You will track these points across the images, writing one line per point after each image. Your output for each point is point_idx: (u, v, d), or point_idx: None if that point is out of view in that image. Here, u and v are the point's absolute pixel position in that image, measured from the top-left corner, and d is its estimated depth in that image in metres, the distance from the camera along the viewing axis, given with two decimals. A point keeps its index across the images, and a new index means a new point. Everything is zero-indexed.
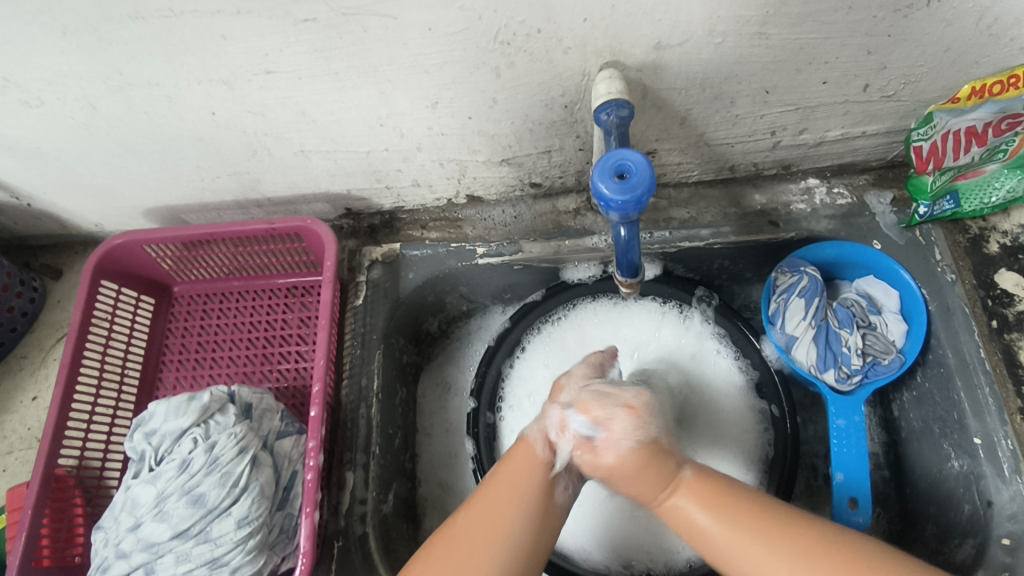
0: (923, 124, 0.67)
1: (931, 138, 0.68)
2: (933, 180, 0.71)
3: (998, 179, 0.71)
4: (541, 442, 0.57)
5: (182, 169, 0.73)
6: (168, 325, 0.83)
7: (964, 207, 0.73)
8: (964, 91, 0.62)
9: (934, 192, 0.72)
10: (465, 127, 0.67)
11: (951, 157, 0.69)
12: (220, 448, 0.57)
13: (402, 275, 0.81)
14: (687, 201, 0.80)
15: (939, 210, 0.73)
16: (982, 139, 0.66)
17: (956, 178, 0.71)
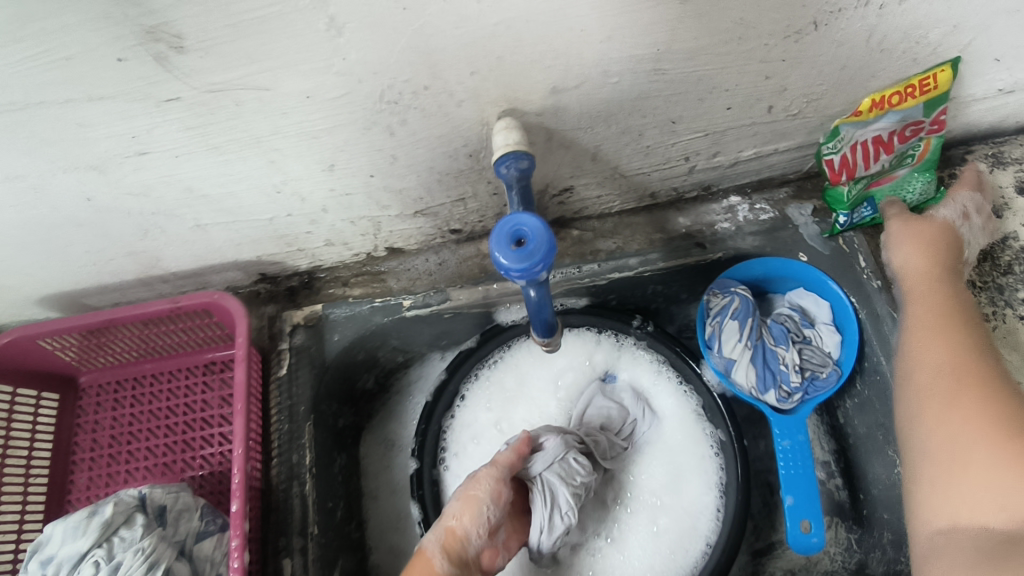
0: (834, 138, 0.66)
1: (840, 151, 0.67)
2: (849, 190, 0.71)
3: (908, 181, 0.71)
4: (439, 558, 0.59)
5: (70, 255, 0.68)
6: (77, 419, 0.76)
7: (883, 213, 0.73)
8: (865, 104, 0.62)
9: (851, 201, 0.71)
10: (369, 185, 0.64)
11: (863, 166, 0.69)
12: (126, 569, 0.52)
13: (326, 337, 0.77)
14: (613, 231, 0.78)
15: (861, 216, 0.73)
16: (890, 148, 0.66)
17: (870, 185, 0.71)
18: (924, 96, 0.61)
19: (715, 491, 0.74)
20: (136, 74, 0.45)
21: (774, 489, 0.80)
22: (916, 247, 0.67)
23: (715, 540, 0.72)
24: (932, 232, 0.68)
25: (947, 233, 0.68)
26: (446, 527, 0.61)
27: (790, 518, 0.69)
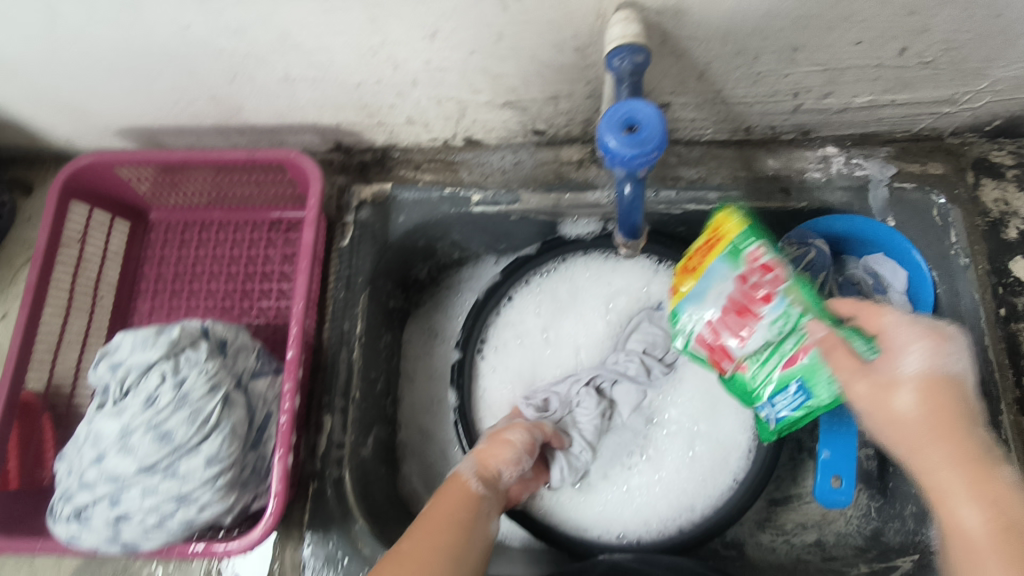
0: (678, 322, 0.63)
1: (697, 331, 0.62)
2: (752, 374, 0.62)
3: (846, 338, 0.56)
4: (472, 480, 0.63)
5: (155, 90, 0.67)
6: (144, 252, 0.79)
7: (819, 398, 0.61)
8: (692, 250, 0.64)
9: (756, 383, 0.63)
10: (466, 64, 0.62)
11: (733, 338, 0.60)
12: (191, 385, 0.55)
13: (392, 217, 0.78)
14: (697, 161, 0.76)
15: (787, 404, 0.63)
16: (747, 313, 0.58)
17: (782, 364, 0.60)
18: (722, 243, 0.60)
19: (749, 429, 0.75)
20: None
21: (803, 447, 0.81)
22: (849, 365, 0.55)
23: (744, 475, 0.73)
24: (910, 333, 0.53)
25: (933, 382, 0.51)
26: (482, 459, 0.66)
27: (821, 472, 0.70)
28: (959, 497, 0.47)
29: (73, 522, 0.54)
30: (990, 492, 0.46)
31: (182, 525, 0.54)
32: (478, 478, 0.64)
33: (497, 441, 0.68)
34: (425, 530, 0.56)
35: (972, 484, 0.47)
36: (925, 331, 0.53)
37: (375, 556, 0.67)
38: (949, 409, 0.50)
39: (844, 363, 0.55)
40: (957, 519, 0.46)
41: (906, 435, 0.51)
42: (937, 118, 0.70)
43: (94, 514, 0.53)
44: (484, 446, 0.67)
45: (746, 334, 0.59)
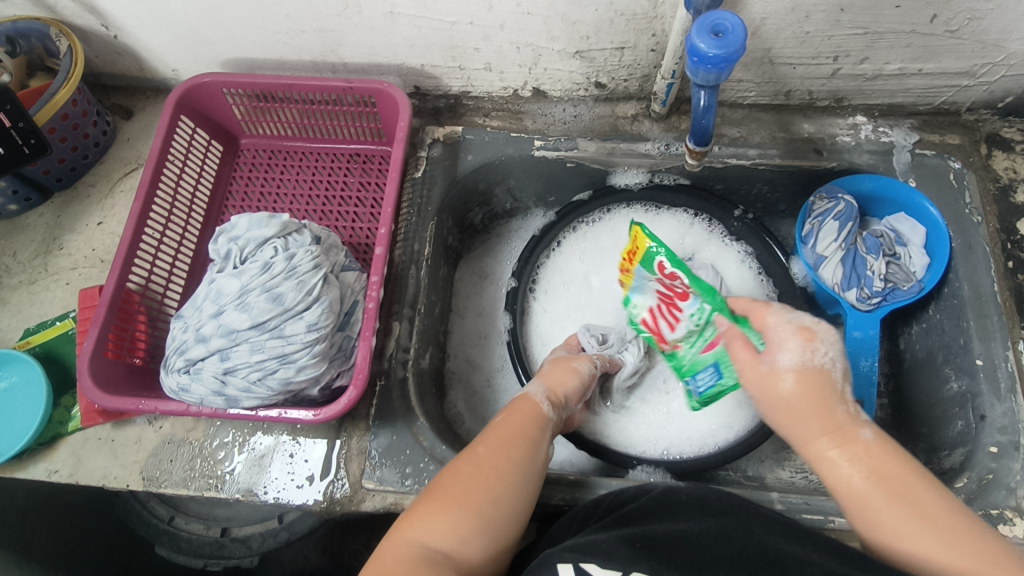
0: (629, 307, 0.82)
1: (640, 314, 0.80)
2: (684, 353, 0.74)
3: (744, 334, 0.62)
4: (545, 402, 0.67)
5: (272, 18, 0.76)
6: (233, 173, 0.87)
7: (727, 382, 0.69)
8: (624, 260, 0.82)
9: (689, 364, 0.74)
10: (551, 8, 0.71)
11: (668, 326, 0.75)
12: (299, 259, 0.61)
13: (461, 155, 0.85)
14: (740, 122, 0.84)
15: (705, 382, 0.72)
16: (673, 301, 0.73)
17: (703, 350, 0.71)
18: (638, 255, 0.76)
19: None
20: None
21: None
22: (744, 355, 0.60)
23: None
24: (786, 330, 0.57)
25: (812, 378, 0.55)
26: (550, 385, 0.70)
27: None
28: (835, 456, 0.53)
29: (183, 373, 0.60)
30: (851, 447, 0.53)
31: (280, 384, 0.59)
32: (546, 399, 0.67)
33: (566, 369, 0.73)
34: (495, 435, 0.60)
35: (864, 469, 0.52)
36: (797, 329, 0.57)
37: (435, 448, 0.71)
38: (826, 392, 0.54)
39: (742, 354, 0.60)
40: (842, 479, 0.52)
41: (794, 419, 0.55)
42: (956, 91, 0.79)
43: (205, 366, 0.59)
44: (555, 373, 0.72)
45: (675, 323, 0.73)
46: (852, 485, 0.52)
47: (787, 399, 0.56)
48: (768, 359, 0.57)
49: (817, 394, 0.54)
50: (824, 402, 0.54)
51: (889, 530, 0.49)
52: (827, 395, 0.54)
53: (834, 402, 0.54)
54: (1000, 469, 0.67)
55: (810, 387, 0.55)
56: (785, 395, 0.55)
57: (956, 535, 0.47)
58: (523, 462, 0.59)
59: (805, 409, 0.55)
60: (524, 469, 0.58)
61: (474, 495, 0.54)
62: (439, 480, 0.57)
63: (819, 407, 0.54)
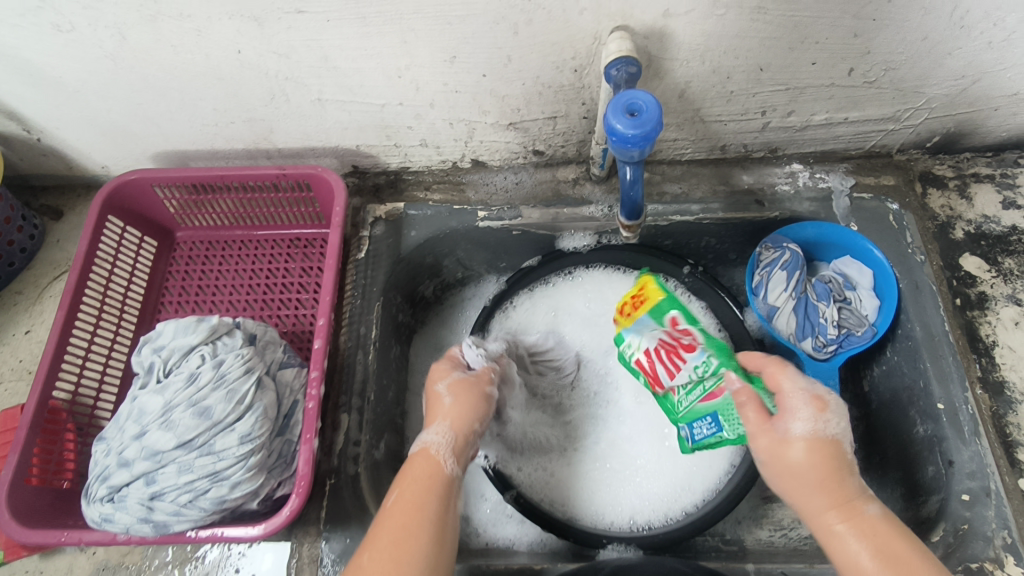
0: (621, 346, 0.75)
1: (634, 355, 0.74)
2: (682, 402, 0.69)
3: (757, 394, 0.61)
4: (447, 461, 0.60)
5: (199, 111, 0.75)
6: (168, 268, 0.83)
7: (726, 434, 0.65)
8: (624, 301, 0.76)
9: (686, 413, 0.69)
10: (479, 85, 0.71)
11: (666, 373, 0.71)
12: (228, 365, 0.59)
13: (404, 231, 0.84)
14: (680, 178, 0.84)
15: (702, 433, 0.67)
16: (680, 350, 0.69)
17: (701, 400, 0.67)
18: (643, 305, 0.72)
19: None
20: None
21: None
22: (755, 419, 0.59)
23: (739, 457, 0.78)
24: (800, 398, 0.58)
25: (821, 449, 0.55)
26: (453, 430, 0.62)
27: None
28: (844, 531, 0.52)
29: (108, 502, 0.56)
30: (859, 523, 0.52)
31: (213, 504, 0.55)
32: (451, 455, 0.60)
33: (464, 396, 0.66)
34: (387, 530, 0.52)
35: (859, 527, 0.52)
36: (810, 398, 0.57)
37: None
38: (833, 458, 0.55)
39: (754, 419, 0.59)
40: (851, 555, 0.51)
41: (800, 487, 0.55)
42: (884, 135, 0.81)
43: (130, 492, 0.55)
44: (453, 407, 0.64)
45: (676, 371, 0.69)
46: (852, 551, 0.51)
47: (790, 461, 0.56)
48: (781, 425, 0.57)
49: (826, 457, 0.55)
50: (837, 469, 0.54)
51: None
52: (836, 463, 0.54)
53: (843, 471, 0.54)
54: (974, 518, 0.66)
55: (815, 453, 0.55)
56: (801, 458, 0.55)
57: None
58: (435, 539, 0.53)
59: (800, 468, 0.55)
60: (443, 529, 0.54)
61: (402, 559, 0.50)
62: (366, 545, 0.52)
63: (826, 475, 0.54)
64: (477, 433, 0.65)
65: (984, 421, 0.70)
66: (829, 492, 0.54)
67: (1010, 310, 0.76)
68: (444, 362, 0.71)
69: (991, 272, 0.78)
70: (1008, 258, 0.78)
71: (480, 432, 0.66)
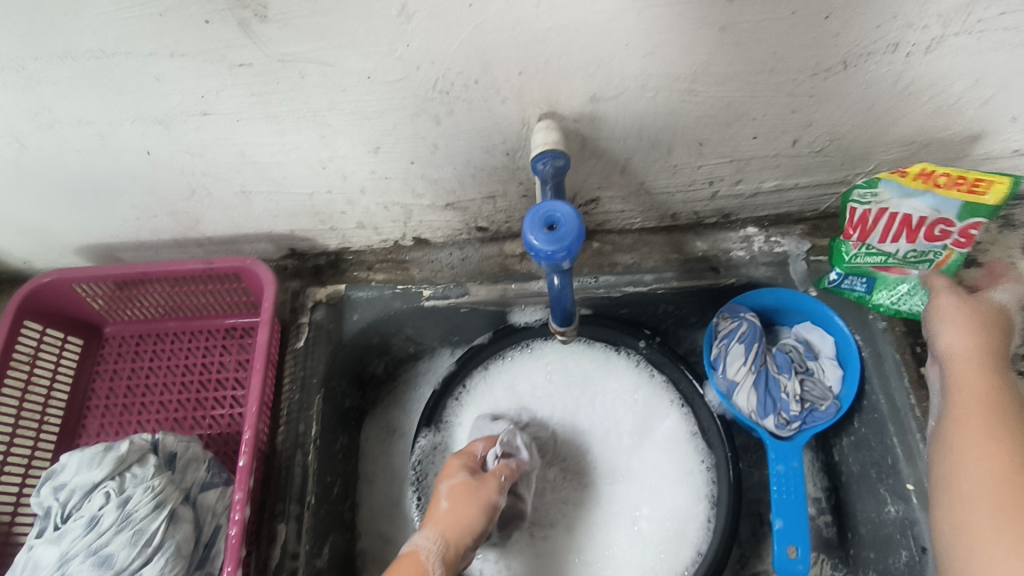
0: (862, 188, 0.65)
1: (862, 207, 0.67)
2: (855, 253, 0.72)
3: (946, 291, 0.68)
4: (433, 563, 0.63)
5: (117, 209, 0.71)
6: (96, 367, 0.79)
7: (874, 295, 0.75)
8: (914, 170, 0.60)
9: (851, 265, 0.73)
10: (408, 172, 0.67)
11: (878, 236, 0.69)
12: (135, 503, 0.55)
13: (345, 316, 0.79)
14: (631, 247, 0.81)
15: (852, 285, 0.75)
16: (914, 234, 0.67)
17: (874, 267, 0.72)
18: (968, 196, 0.60)
19: (702, 498, 0.77)
20: (218, 37, 0.49)
21: (763, 519, 0.81)
22: (948, 314, 0.67)
23: (705, 545, 0.74)
24: (987, 310, 0.66)
25: (991, 331, 0.65)
26: (448, 541, 0.65)
27: (778, 542, 0.70)
28: (954, 399, 0.62)
29: None
30: (971, 401, 0.61)
31: None
32: (441, 564, 0.64)
33: (464, 503, 0.67)
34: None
35: (986, 448, 0.57)
36: (993, 321, 0.66)
37: None
38: (990, 334, 0.64)
39: (946, 309, 0.67)
40: (949, 421, 0.62)
41: (960, 369, 0.64)
42: (838, 197, 0.78)
43: None
44: (450, 514, 0.66)
45: (892, 241, 0.69)
46: (976, 445, 0.58)
47: (951, 344, 0.65)
48: (968, 313, 0.66)
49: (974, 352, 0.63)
50: (1000, 409, 0.59)
51: (971, 487, 0.56)
52: (986, 368, 0.63)
53: (1005, 416, 0.59)
54: None
55: (966, 350, 0.64)
56: (984, 379, 0.62)
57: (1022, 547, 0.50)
58: None
59: (957, 360, 0.64)
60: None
61: None
62: None
63: (972, 356, 0.63)
64: (470, 546, 0.66)
65: None
66: (970, 383, 0.62)
67: None
68: (461, 458, 0.72)
69: None
70: None
71: (477, 542, 0.67)
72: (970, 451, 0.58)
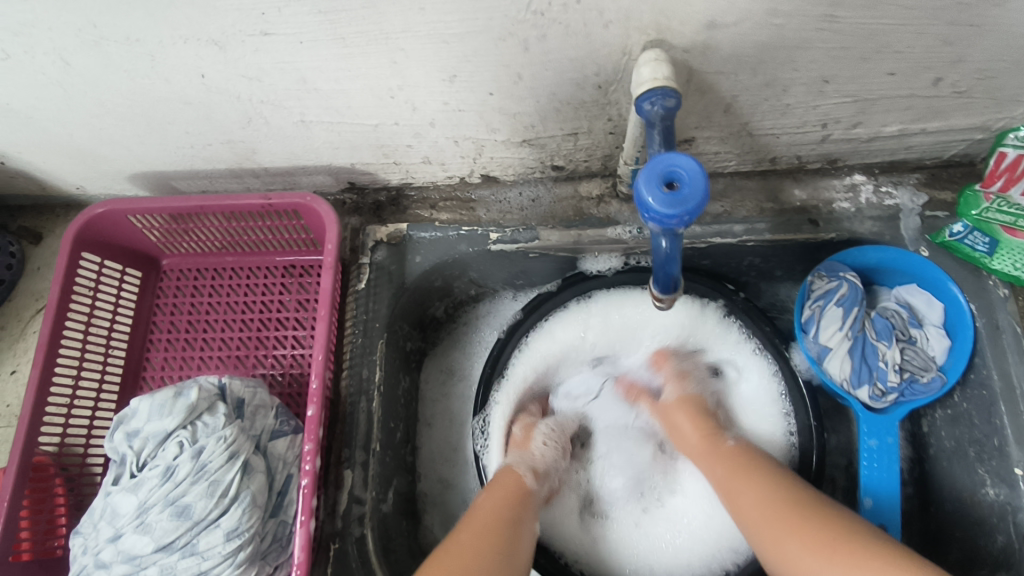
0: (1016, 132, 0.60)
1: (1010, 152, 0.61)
2: (989, 206, 0.65)
3: None
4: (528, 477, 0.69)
5: (169, 134, 0.66)
6: (156, 300, 0.77)
7: (994, 261, 0.67)
8: None
9: (978, 217, 0.66)
10: (484, 104, 0.60)
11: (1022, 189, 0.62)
12: (208, 454, 0.53)
13: (408, 258, 0.75)
14: (723, 194, 0.73)
15: (973, 242, 0.67)
16: None
17: (1002, 227, 0.65)
18: None
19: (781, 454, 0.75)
20: None
21: (838, 486, 0.77)
22: None
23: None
24: None
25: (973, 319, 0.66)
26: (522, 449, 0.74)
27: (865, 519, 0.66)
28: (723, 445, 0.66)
29: None
30: (711, 454, 0.66)
31: None
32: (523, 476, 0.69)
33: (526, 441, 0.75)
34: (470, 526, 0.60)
35: (757, 497, 0.59)
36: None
37: None
38: (705, 418, 0.71)
39: None
40: (716, 476, 0.64)
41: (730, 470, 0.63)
42: (969, 144, 0.68)
43: None
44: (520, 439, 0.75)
45: None
46: (736, 499, 0.60)
47: (702, 454, 0.67)
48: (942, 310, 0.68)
49: (701, 427, 0.70)
50: (747, 468, 0.62)
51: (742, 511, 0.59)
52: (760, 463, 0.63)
53: (758, 462, 0.63)
54: None
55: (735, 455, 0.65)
56: (722, 446, 0.66)
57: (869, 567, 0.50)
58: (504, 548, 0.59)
59: (717, 469, 0.64)
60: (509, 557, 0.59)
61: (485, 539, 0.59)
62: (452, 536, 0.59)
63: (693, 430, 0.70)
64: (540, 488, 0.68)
65: None
66: (758, 487, 0.60)
67: None
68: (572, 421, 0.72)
69: None
70: None
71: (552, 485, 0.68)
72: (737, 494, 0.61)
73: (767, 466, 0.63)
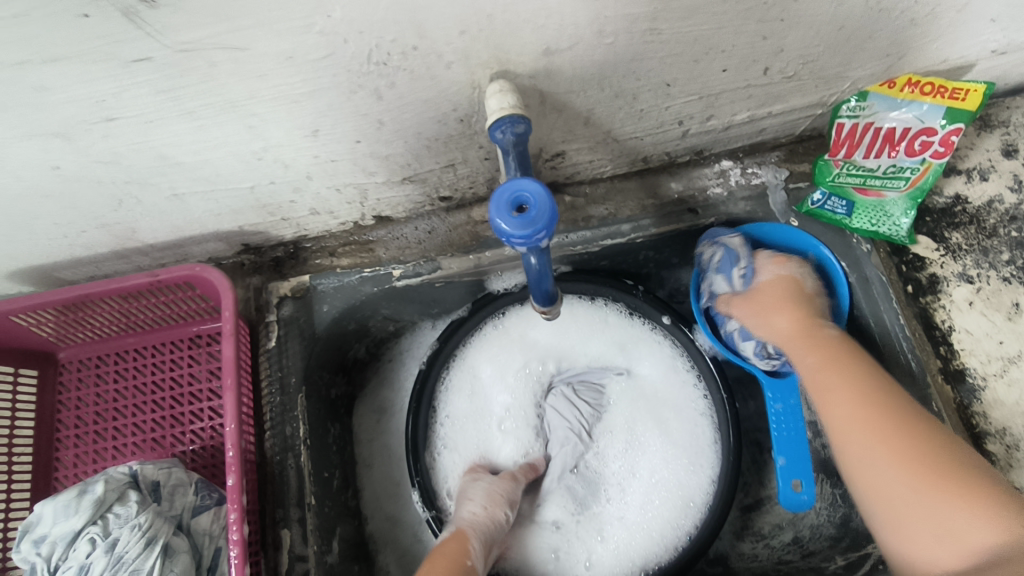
0: (849, 103, 0.67)
1: (848, 121, 0.68)
2: (839, 172, 0.72)
3: (924, 181, 0.70)
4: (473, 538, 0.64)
5: (39, 229, 0.64)
6: (59, 397, 0.74)
7: (853, 221, 0.74)
8: (901, 79, 0.64)
9: (833, 182, 0.72)
10: (355, 151, 0.62)
11: (861, 153, 0.69)
12: (124, 544, 0.54)
13: (315, 308, 0.74)
14: (604, 197, 0.77)
15: (833, 208, 0.74)
16: (896, 148, 0.67)
17: (855, 188, 0.72)
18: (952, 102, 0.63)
19: (707, 415, 0.78)
20: (99, 33, 0.43)
21: (762, 446, 0.82)
22: (919, 178, 0.69)
23: (717, 470, 0.75)
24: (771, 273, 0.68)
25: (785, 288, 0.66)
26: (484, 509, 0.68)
27: (781, 477, 0.72)
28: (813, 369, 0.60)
29: None
30: (818, 347, 0.61)
31: None
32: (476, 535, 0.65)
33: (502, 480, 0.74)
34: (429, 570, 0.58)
35: (864, 425, 0.55)
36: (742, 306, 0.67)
37: None
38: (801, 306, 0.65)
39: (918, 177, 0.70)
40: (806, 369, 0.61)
41: (839, 402, 0.57)
42: (814, 119, 0.74)
43: None
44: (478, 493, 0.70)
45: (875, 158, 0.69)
46: (823, 396, 0.58)
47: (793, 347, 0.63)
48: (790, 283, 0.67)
49: (799, 316, 0.64)
50: (846, 363, 0.59)
51: (832, 409, 0.57)
52: (859, 358, 0.60)
53: (857, 361, 0.59)
54: None
55: (840, 346, 0.61)
56: (824, 337, 0.62)
57: (953, 497, 0.49)
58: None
59: (812, 361, 0.60)
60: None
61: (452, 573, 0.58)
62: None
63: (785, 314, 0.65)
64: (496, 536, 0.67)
65: (949, 417, 0.67)
66: (856, 385, 0.57)
67: (963, 289, 0.71)
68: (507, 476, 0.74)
69: (940, 250, 0.73)
70: (954, 232, 0.74)
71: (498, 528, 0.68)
72: (833, 391, 0.58)
73: (889, 398, 0.56)
